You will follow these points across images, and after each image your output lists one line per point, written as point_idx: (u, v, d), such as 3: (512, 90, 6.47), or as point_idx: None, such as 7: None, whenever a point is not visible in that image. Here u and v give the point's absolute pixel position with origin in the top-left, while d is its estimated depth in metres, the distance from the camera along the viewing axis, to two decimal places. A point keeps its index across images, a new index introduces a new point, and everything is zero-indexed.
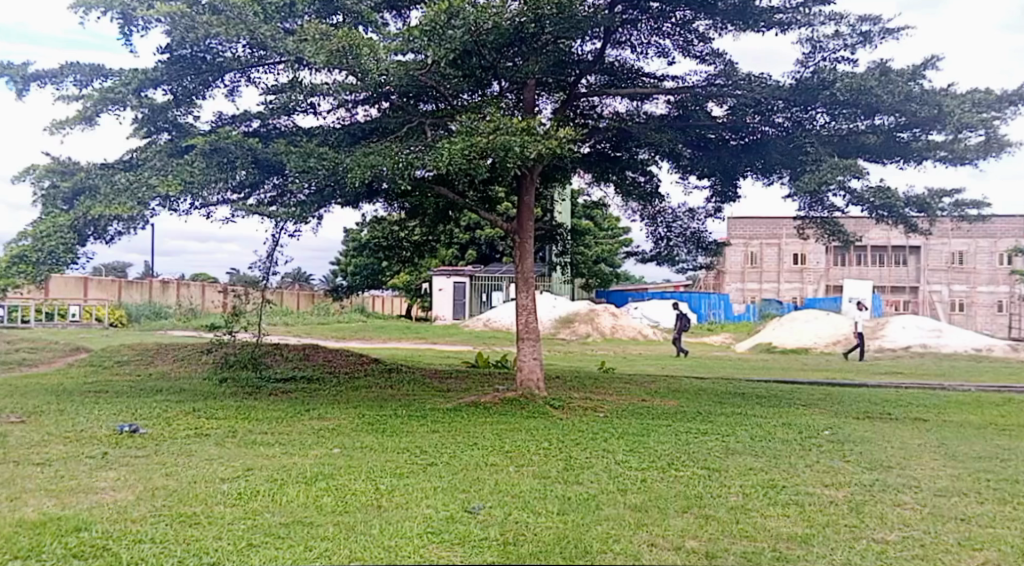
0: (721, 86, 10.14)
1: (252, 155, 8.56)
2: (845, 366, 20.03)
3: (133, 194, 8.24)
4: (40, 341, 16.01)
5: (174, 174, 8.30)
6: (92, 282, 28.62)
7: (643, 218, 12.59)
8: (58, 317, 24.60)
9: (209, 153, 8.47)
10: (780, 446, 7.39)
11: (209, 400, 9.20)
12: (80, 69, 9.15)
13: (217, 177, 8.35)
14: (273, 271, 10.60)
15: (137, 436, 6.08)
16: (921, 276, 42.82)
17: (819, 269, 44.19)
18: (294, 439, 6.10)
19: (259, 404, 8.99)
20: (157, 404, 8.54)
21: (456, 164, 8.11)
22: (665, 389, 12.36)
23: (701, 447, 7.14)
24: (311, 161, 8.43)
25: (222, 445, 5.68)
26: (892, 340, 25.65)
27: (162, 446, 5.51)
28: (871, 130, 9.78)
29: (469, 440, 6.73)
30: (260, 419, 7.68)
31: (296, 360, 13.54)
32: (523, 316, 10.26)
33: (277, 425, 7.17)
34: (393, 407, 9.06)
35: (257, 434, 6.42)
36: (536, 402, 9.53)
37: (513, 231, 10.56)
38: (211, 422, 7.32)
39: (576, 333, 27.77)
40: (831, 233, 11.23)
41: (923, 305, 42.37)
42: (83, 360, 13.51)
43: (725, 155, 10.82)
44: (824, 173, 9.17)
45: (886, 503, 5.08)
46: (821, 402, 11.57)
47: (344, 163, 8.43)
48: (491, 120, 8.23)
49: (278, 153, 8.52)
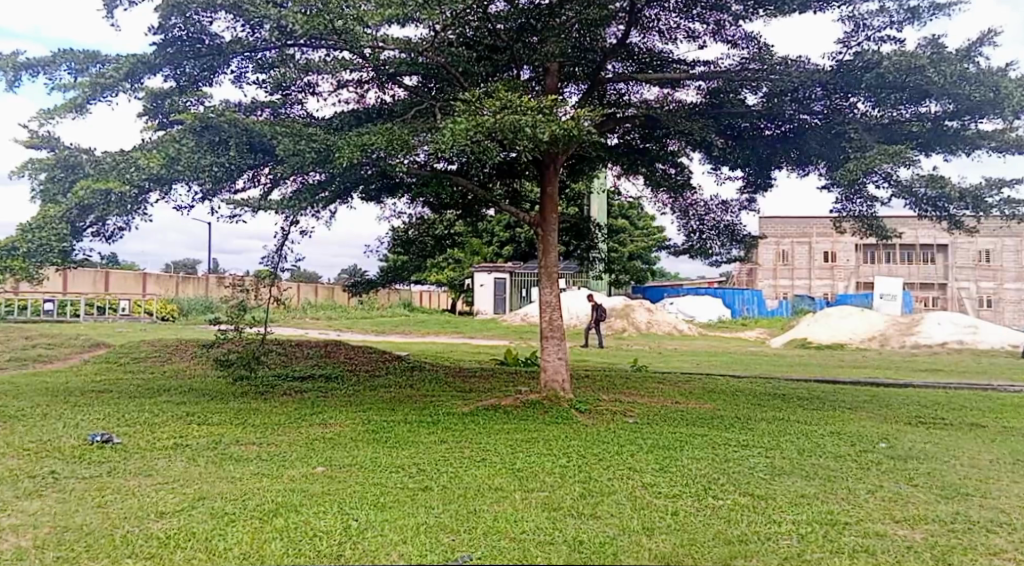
0: (757, 72, 9.11)
1: (246, 136, 7.84)
2: (878, 364, 18.91)
3: (120, 180, 7.67)
4: (64, 336, 15.64)
5: (159, 149, 7.73)
6: (151, 276, 28.38)
7: (674, 210, 11.74)
8: (109, 311, 24.49)
9: (200, 130, 7.82)
10: (833, 466, 6.58)
11: (216, 400, 8.56)
12: (73, 56, 8.11)
13: (210, 161, 7.64)
14: (282, 267, 9.81)
15: (107, 457, 5.45)
16: (949, 274, 41.20)
17: (849, 267, 42.53)
18: (276, 455, 5.88)
19: (263, 406, 8.32)
20: (154, 406, 7.93)
21: (459, 145, 7.31)
22: (699, 389, 11.56)
23: (741, 465, 6.40)
24: (301, 144, 7.69)
25: (194, 470, 5.07)
26: (928, 337, 24.30)
27: (120, 466, 5.13)
28: (917, 118, 8.76)
29: (480, 456, 6.33)
30: (256, 427, 7.06)
31: (315, 357, 12.85)
32: (546, 313, 9.47)
33: (269, 434, 6.68)
34: (404, 411, 8.44)
35: (238, 446, 6.13)
36: (559, 407, 8.77)
37: (536, 224, 9.83)
38: (197, 430, 6.71)
39: (611, 328, 26.95)
40: (868, 229, 10.27)
41: (950, 303, 41.01)
42: (100, 356, 13.06)
43: (760, 145, 9.82)
44: (871, 159, 8.18)
45: (979, 550, 4.28)
46: (867, 405, 10.67)
47: (335, 143, 7.64)
48: (498, 98, 7.47)
49: (269, 136, 7.80)
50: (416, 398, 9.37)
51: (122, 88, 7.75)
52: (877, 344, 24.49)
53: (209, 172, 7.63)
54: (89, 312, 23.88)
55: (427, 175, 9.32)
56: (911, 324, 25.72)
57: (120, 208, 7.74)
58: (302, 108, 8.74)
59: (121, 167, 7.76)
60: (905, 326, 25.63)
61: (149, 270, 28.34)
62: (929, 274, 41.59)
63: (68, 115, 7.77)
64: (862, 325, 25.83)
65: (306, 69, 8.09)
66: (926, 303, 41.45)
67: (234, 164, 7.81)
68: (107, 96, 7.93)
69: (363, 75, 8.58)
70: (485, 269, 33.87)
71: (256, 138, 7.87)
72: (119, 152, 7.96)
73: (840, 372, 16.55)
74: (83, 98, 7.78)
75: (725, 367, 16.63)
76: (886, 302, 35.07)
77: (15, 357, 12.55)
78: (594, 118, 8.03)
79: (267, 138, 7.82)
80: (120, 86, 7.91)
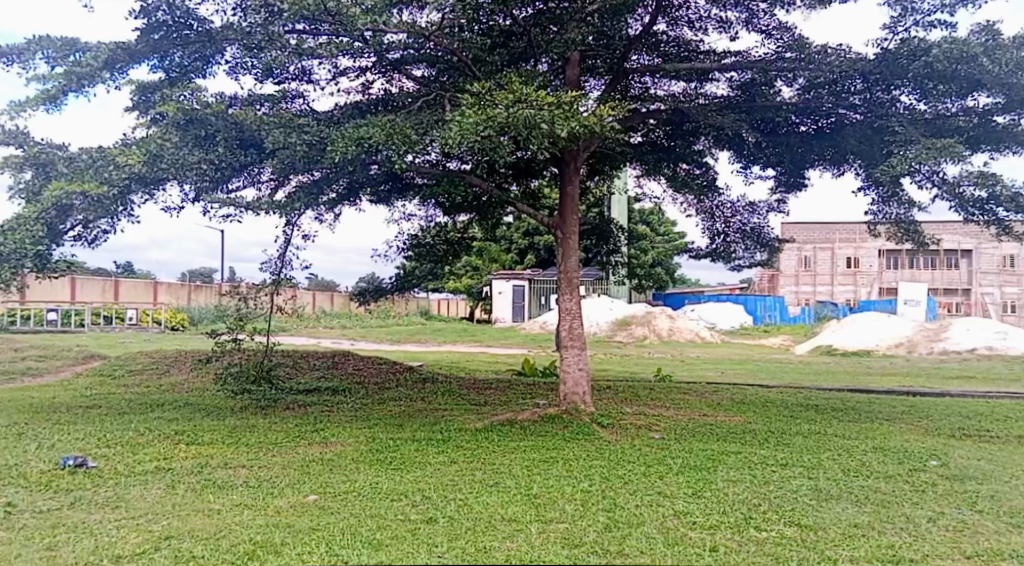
0: (792, 61, 8.39)
1: (236, 129, 7.33)
2: (908, 372, 18.01)
3: (96, 179, 7.16)
4: (53, 347, 15.08)
5: (140, 145, 7.23)
6: (161, 285, 28.00)
7: (698, 211, 11.06)
8: (115, 320, 24.23)
9: (184, 123, 7.31)
10: (883, 487, 5.85)
11: (207, 417, 7.98)
12: (49, 43, 7.49)
13: (194, 155, 7.16)
14: (286, 272, 9.20)
15: (68, 498, 4.88)
16: (973, 279, 39.94)
17: (872, 272, 41.60)
18: (264, 483, 5.48)
19: (261, 423, 7.80)
20: (142, 425, 7.42)
21: (468, 141, 6.72)
22: (727, 401, 10.88)
23: (779, 487, 5.73)
24: (291, 137, 7.10)
25: (170, 516, 4.56)
26: (956, 343, 23.36)
27: (75, 514, 4.54)
28: (965, 113, 7.85)
29: (492, 480, 5.75)
30: (244, 450, 6.54)
31: (321, 370, 12.24)
32: (564, 321, 8.84)
33: (257, 459, 6.23)
34: (412, 428, 7.87)
35: (222, 473, 5.73)
36: (580, 421, 8.18)
37: (554, 227, 9.23)
38: (177, 459, 6.15)
39: (633, 336, 26.24)
40: (906, 235, 9.38)
41: (974, 308, 39.42)
42: (91, 369, 12.54)
43: (794, 142, 9.05)
44: (918, 153, 7.30)
45: None
46: (906, 416, 9.90)
47: (328, 136, 7.10)
48: (510, 90, 6.84)
49: (258, 128, 7.26)
50: (427, 413, 8.82)
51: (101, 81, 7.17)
52: (904, 350, 23.55)
53: (196, 169, 7.16)
54: (93, 322, 23.66)
55: (436, 174, 8.67)
56: (939, 330, 24.79)
57: (98, 209, 7.18)
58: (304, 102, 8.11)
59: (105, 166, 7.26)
60: (933, 333, 24.72)
61: (158, 278, 28.01)
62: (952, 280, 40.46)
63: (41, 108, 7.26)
64: (887, 332, 24.90)
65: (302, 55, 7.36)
66: (949, 309, 40.34)
67: (225, 162, 7.30)
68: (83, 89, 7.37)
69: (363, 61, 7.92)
70: (504, 276, 33.39)
71: (246, 132, 7.33)
72: (96, 148, 7.43)
73: (867, 381, 15.68)
74: (58, 90, 7.23)
75: (749, 377, 15.82)
76: (911, 307, 34.07)
77: (3, 372, 12.07)
78: (616, 112, 7.40)
79: (257, 133, 7.29)
80: (99, 76, 7.33)
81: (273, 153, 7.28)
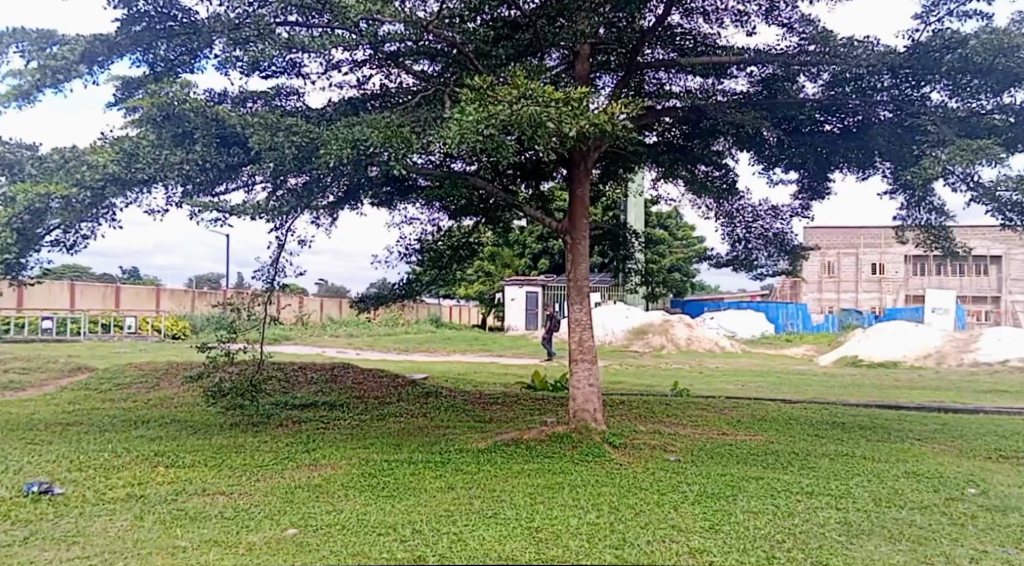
0: (817, 55, 7.96)
1: (215, 128, 7.17)
2: (938, 385, 17.30)
3: (69, 180, 7.04)
4: (43, 359, 14.83)
5: (113, 144, 7.19)
6: (163, 292, 27.88)
7: (718, 215, 10.57)
8: (113, 328, 24.13)
9: (160, 119, 7.22)
10: (919, 521, 5.27)
11: (196, 451, 7.60)
12: (23, 36, 7.25)
13: (170, 150, 7.10)
14: (280, 281, 8.80)
15: (21, 541, 4.50)
16: (1004, 286, 39.08)
17: (897, 279, 40.71)
18: (241, 522, 5.06)
19: (248, 454, 7.42)
20: (122, 463, 7.05)
21: (467, 139, 6.21)
22: (748, 418, 10.32)
23: (803, 521, 5.19)
24: (279, 138, 6.82)
25: (130, 556, 4.15)
26: (987, 354, 22.61)
27: (22, 556, 4.15)
28: (1002, 111, 7.20)
29: (490, 511, 5.25)
30: (224, 487, 6.17)
31: (320, 383, 11.85)
32: (575, 333, 8.34)
33: (238, 496, 5.84)
34: (410, 448, 7.44)
35: (200, 513, 5.34)
36: (590, 441, 7.69)
37: (564, 233, 8.74)
38: (147, 501, 5.76)
39: (649, 345, 25.72)
40: (934, 241, 8.79)
41: (1003, 315, 38.95)
42: (78, 383, 12.23)
43: (819, 142, 8.59)
44: (953, 153, 6.75)
45: None
46: (939, 435, 9.32)
47: (320, 137, 6.75)
48: (514, 85, 6.42)
49: (241, 127, 7.07)
50: (429, 432, 8.36)
51: (74, 77, 6.99)
52: (932, 361, 22.84)
53: (177, 169, 7.01)
54: (90, 330, 23.53)
55: (439, 176, 8.30)
56: (967, 342, 24.01)
57: (75, 211, 7.07)
58: (300, 100, 7.82)
59: (86, 173, 6.99)
60: (963, 343, 24.01)
61: (162, 285, 27.92)
62: (981, 286, 39.66)
63: (12, 104, 7.07)
64: (914, 342, 24.18)
65: (287, 47, 6.95)
66: (978, 317, 39.48)
67: (209, 162, 7.10)
68: (58, 86, 7.19)
69: (359, 54, 7.49)
70: (517, 282, 32.97)
71: (226, 131, 7.17)
72: (68, 148, 7.34)
73: (897, 396, 15.00)
74: (30, 86, 7.01)
75: (771, 391, 15.20)
76: (938, 316, 33.26)
77: None
78: (630, 109, 6.92)
79: (239, 133, 7.11)
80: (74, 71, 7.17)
81: (260, 153, 6.97)
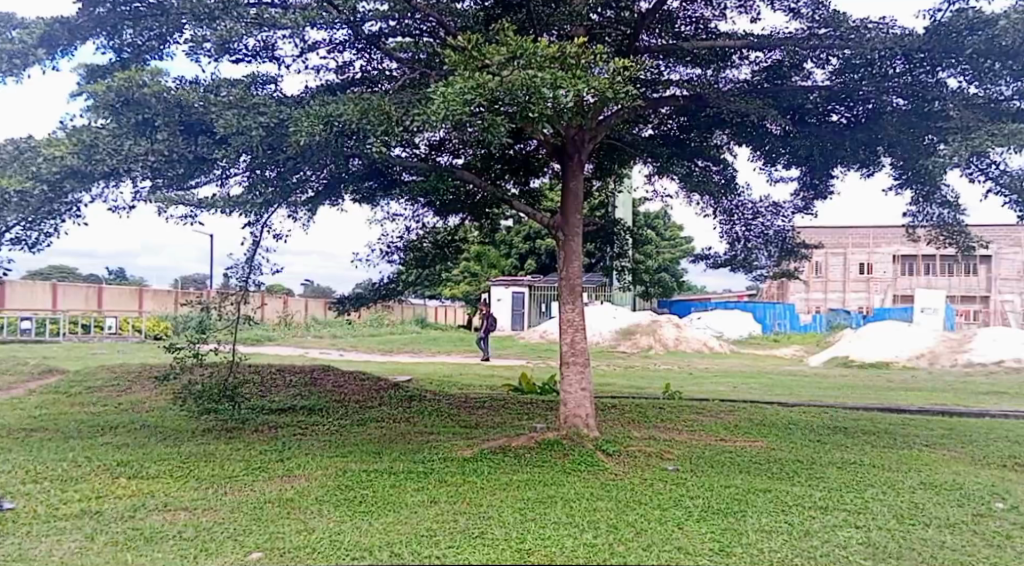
0: (826, 38, 7.54)
1: (176, 114, 6.76)
2: (932, 386, 16.89)
3: (23, 174, 6.71)
4: (10, 361, 14.25)
5: (70, 133, 6.73)
6: (147, 292, 27.34)
7: (716, 212, 10.10)
8: (93, 329, 23.68)
9: (119, 107, 6.69)
10: (950, 542, 4.84)
11: (163, 459, 7.10)
12: None
13: (130, 139, 6.61)
14: (257, 280, 8.31)
15: None
16: (992, 286, 38.90)
17: (886, 278, 40.42)
18: (202, 545, 4.57)
19: (216, 463, 6.92)
20: (82, 474, 6.55)
21: (450, 113, 5.59)
22: (744, 422, 9.90)
23: (822, 542, 4.74)
24: (247, 120, 6.47)
25: None
26: (981, 354, 22.30)
27: None
28: (1022, 97, 6.89)
29: (476, 530, 4.78)
30: (188, 501, 5.67)
31: (299, 386, 11.36)
32: (567, 334, 7.87)
33: (201, 512, 5.37)
34: (391, 457, 6.97)
35: (157, 534, 4.86)
36: (583, 449, 7.23)
37: (555, 229, 8.28)
38: (102, 519, 5.25)
39: (637, 346, 25.31)
40: (947, 238, 8.40)
41: (992, 316, 38.78)
42: (47, 386, 11.70)
43: (825, 134, 8.19)
44: (979, 140, 6.29)
45: None
46: (947, 441, 8.92)
47: (292, 117, 6.38)
48: (502, 45, 5.80)
49: (208, 111, 6.70)
50: (411, 438, 7.89)
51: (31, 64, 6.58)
52: (925, 362, 22.53)
53: (142, 161, 6.60)
54: (70, 332, 23.02)
55: (425, 168, 7.89)
56: (961, 343, 23.73)
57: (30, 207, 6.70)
58: (275, 88, 7.44)
59: (43, 165, 6.60)
60: (955, 344, 23.73)
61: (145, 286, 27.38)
62: (970, 287, 39.49)
63: None
64: (907, 342, 23.86)
65: (257, 26, 6.66)
66: (967, 317, 39.33)
67: (176, 153, 6.69)
68: (14, 73, 6.78)
69: (336, 33, 7.20)
70: (503, 282, 32.61)
71: (191, 117, 6.79)
72: (22, 138, 6.97)
73: (894, 398, 14.59)
74: None
75: (766, 393, 14.75)
76: (928, 315, 33.02)
77: None
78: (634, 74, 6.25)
79: (204, 117, 6.77)
80: (32, 56, 6.74)
81: (230, 138, 6.53)
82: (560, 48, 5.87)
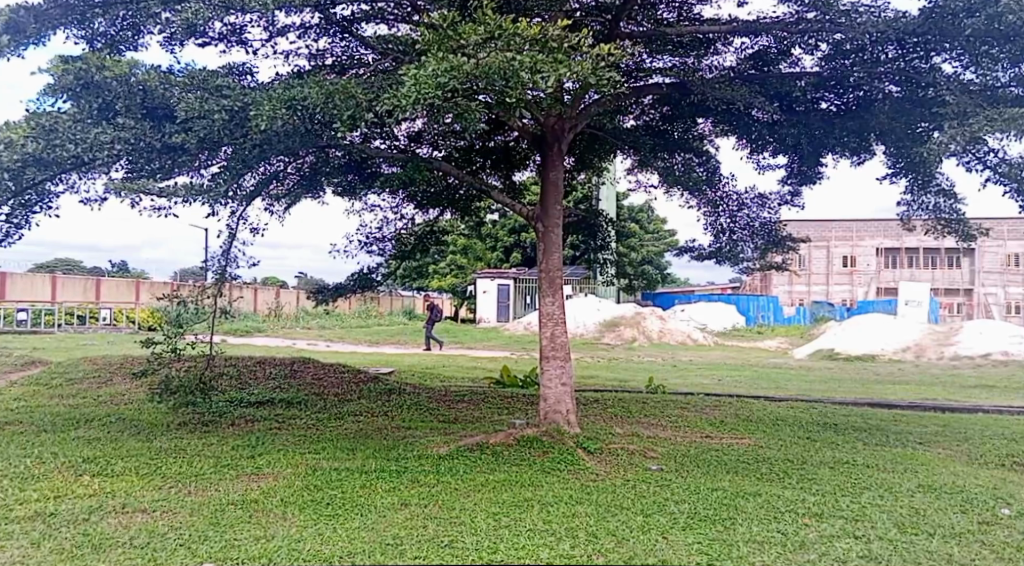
0: (815, 22, 7.20)
1: (139, 99, 6.36)
2: (918, 380, 16.69)
3: None
4: None
5: (31, 116, 6.35)
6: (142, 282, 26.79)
7: (700, 203, 9.76)
8: (89, 320, 23.08)
9: (78, 91, 6.30)
10: (956, 554, 4.56)
11: (122, 455, 6.73)
12: None
13: (92, 125, 6.22)
14: (232, 274, 7.95)
15: None
16: (977, 279, 38.54)
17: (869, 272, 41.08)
18: (151, 554, 4.22)
19: (178, 459, 6.57)
20: (37, 471, 6.18)
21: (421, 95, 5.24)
22: (731, 418, 9.59)
23: (820, 555, 4.44)
24: (209, 103, 6.10)
25: None
26: (968, 348, 22.13)
27: None
28: (1020, 83, 6.46)
29: (446, 537, 4.46)
30: (145, 502, 5.32)
31: (277, 378, 11.01)
32: (545, 328, 7.53)
33: (161, 514, 5.03)
34: (363, 454, 6.64)
35: (107, 541, 4.50)
36: (562, 448, 6.92)
37: (535, 218, 7.94)
38: (49, 522, 4.89)
39: (621, 337, 25.04)
40: (942, 230, 8.10)
41: (976, 308, 37.84)
42: (24, 378, 11.33)
43: (815, 121, 7.90)
44: (978, 126, 5.97)
45: None
46: (941, 438, 8.63)
47: (257, 102, 6.04)
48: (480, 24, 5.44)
49: (172, 94, 6.32)
50: (384, 434, 7.57)
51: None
52: (912, 355, 22.38)
53: (108, 150, 6.14)
54: (66, 321, 22.53)
55: (401, 159, 7.56)
56: (947, 336, 23.58)
57: None
58: None
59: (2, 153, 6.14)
60: (942, 337, 23.58)
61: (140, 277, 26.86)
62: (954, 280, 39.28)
63: None
64: (893, 335, 23.71)
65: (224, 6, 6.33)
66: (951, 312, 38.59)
67: (144, 140, 6.26)
68: None
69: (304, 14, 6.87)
70: (489, 274, 32.36)
71: (155, 101, 6.40)
72: None
73: (879, 392, 14.35)
74: None
75: (749, 387, 14.48)
76: (913, 308, 32.95)
77: None
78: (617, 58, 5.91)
79: (168, 101, 6.34)
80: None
81: (194, 121, 6.16)
82: (541, 27, 5.53)
